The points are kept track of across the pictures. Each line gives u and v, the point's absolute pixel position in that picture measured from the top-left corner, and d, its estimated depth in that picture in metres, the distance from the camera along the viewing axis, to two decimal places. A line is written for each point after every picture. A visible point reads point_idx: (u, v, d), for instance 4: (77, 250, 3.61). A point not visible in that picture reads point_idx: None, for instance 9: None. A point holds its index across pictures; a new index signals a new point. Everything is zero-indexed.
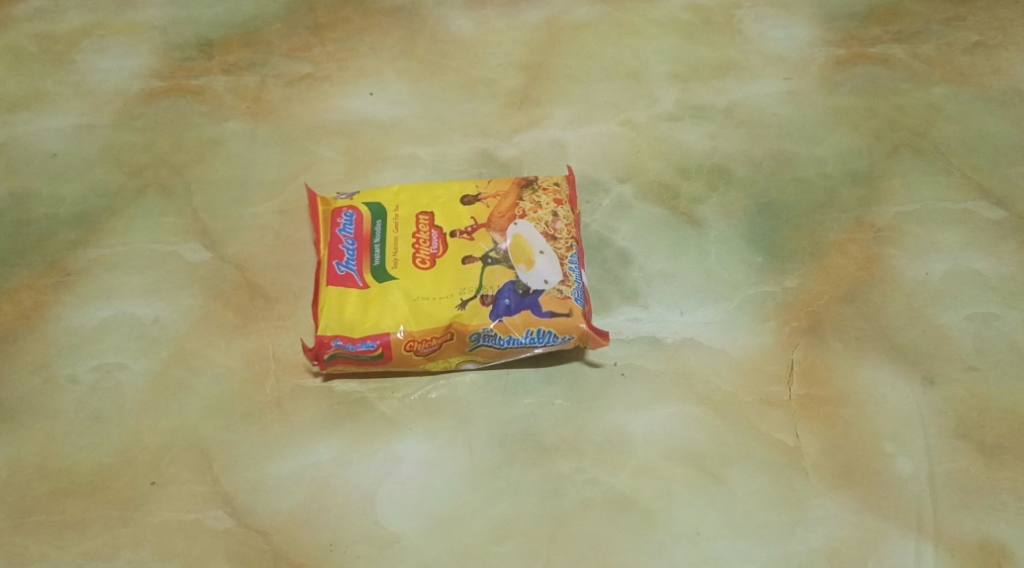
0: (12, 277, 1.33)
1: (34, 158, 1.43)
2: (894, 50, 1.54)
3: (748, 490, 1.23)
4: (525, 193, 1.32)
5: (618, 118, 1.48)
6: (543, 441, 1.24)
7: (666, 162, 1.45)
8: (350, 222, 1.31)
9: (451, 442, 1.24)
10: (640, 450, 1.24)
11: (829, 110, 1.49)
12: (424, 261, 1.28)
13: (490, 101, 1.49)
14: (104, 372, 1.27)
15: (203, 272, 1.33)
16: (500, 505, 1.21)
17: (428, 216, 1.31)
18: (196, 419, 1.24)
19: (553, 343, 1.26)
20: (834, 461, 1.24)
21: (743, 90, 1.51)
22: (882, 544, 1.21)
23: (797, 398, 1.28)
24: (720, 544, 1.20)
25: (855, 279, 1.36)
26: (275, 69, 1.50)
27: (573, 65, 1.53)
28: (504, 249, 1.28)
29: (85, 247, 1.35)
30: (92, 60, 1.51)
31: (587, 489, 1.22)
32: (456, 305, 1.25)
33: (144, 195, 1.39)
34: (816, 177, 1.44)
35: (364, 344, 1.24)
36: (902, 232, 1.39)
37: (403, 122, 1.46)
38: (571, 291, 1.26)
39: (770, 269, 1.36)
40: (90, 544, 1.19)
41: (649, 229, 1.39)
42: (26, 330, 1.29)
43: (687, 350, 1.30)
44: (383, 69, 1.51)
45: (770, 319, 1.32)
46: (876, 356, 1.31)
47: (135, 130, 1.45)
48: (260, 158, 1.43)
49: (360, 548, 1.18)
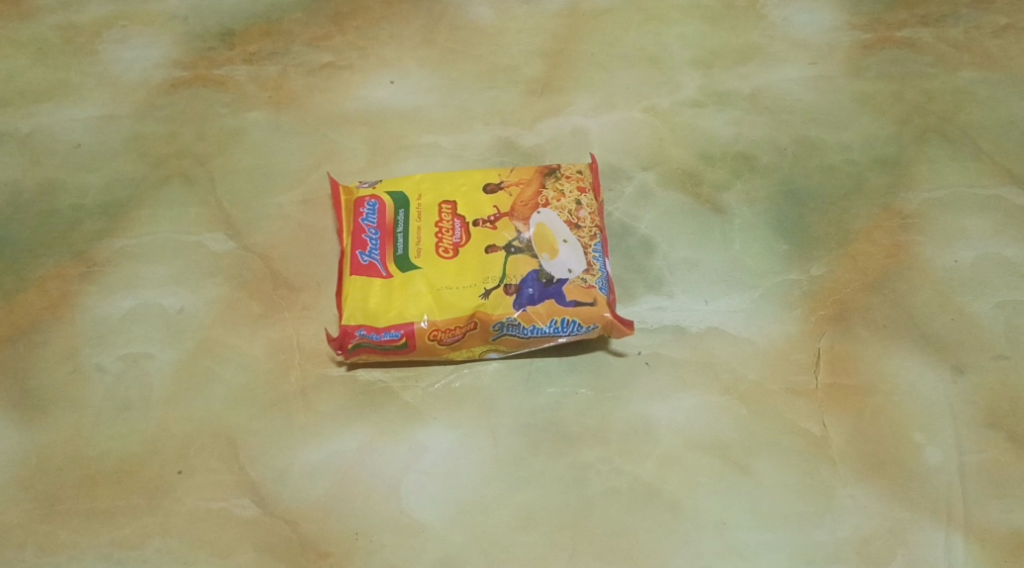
0: (39, 267, 1.33)
1: (59, 149, 1.43)
2: (921, 33, 1.53)
3: (775, 480, 1.22)
4: (548, 181, 1.32)
5: (641, 105, 1.47)
6: (568, 431, 1.24)
7: (689, 149, 1.44)
8: (373, 211, 1.31)
9: (475, 432, 1.23)
10: (666, 440, 1.24)
11: (854, 96, 1.48)
12: (447, 250, 1.27)
13: (512, 89, 1.48)
14: (130, 361, 1.27)
15: (227, 262, 1.33)
16: (525, 494, 1.21)
17: (451, 205, 1.31)
18: (221, 408, 1.25)
19: (577, 332, 1.25)
20: (861, 450, 1.24)
21: (767, 75, 1.50)
22: (910, 534, 1.20)
23: (824, 387, 1.27)
24: (747, 532, 1.20)
25: (883, 267, 1.34)
26: (296, 58, 1.50)
27: (595, 51, 1.52)
28: (527, 237, 1.28)
29: (110, 237, 1.36)
30: (114, 51, 1.51)
31: (613, 478, 1.22)
32: (480, 294, 1.25)
33: (168, 185, 1.40)
34: (842, 164, 1.42)
35: (387, 333, 1.24)
36: (930, 219, 1.38)
37: (425, 110, 1.46)
38: (595, 280, 1.26)
39: (795, 257, 1.35)
40: (120, 532, 1.19)
41: (673, 217, 1.38)
42: (53, 319, 1.30)
43: (713, 339, 1.29)
44: (405, 57, 1.50)
45: (796, 308, 1.32)
46: (905, 344, 1.29)
47: (158, 120, 1.45)
48: (283, 148, 1.43)
49: (386, 537, 1.18)
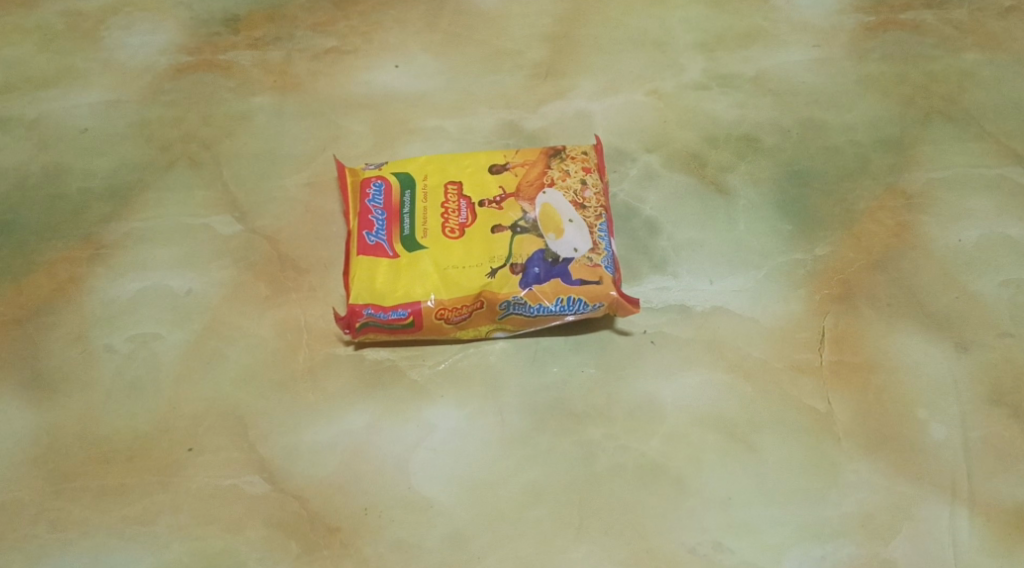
0: (48, 250, 1.34)
1: (66, 133, 1.44)
2: (924, 16, 1.53)
3: (781, 456, 1.23)
4: (553, 162, 1.33)
5: (644, 88, 1.48)
6: (574, 408, 1.25)
7: (693, 131, 1.44)
8: (379, 193, 1.31)
9: (482, 410, 1.24)
10: (672, 417, 1.24)
11: (858, 77, 1.48)
12: (453, 231, 1.28)
13: (516, 73, 1.49)
14: (139, 342, 1.28)
15: (235, 244, 1.34)
16: (532, 471, 1.21)
17: (457, 187, 1.31)
18: (230, 388, 1.25)
19: (583, 311, 1.26)
20: (866, 426, 1.24)
21: (771, 57, 1.50)
22: (916, 508, 1.20)
23: (829, 364, 1.28)
24: (753, 507, 1.20)
25: (887, 246, 1.35)
26: (301, 44, 1.51)
27: (599, 36, 1.52)
28: (533, 218, 1.28)
29: (119, 220, 1.36)
30: (120, 37, 1.52)
31: (619, 455, 1.22)
32: (486, 274, 1.25)
33: (175, 169, 1.40)
34: (846, 145, 1.43)
35: (394, 313, 1.24)
36: (934, 199, 1.38)
37: (430, 94, 1.47)
38: (601, 259, 1.26)
39: (800, 237, 1.36)
40: (131, 509, 1.20)
41: (678, 199, 1.39)
42: (62, 301, 1.31)
43: (718, 318, 1.30)
44: (409, 42, 1.51)
45: (800, 287, 1.32)
46: (908, 322, 1.30)
47: (164, 105, 1.46)
48: (288, 132, 1.43)
49: (395, 514, 1.19)
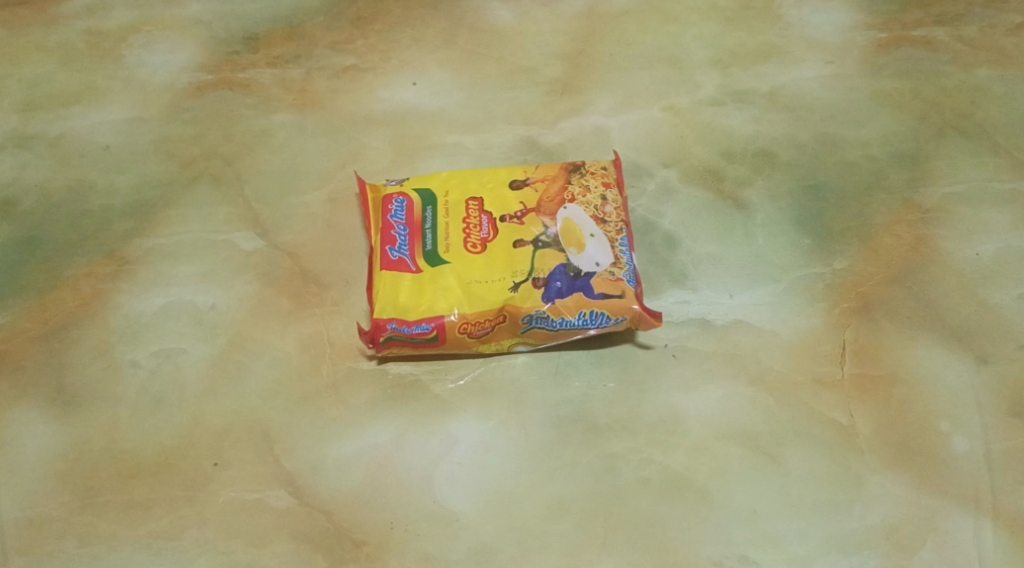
0: (72, 266, 1.35)
1: (89, 150, 1.45)
2: (936, 32, 1.54)
3: (805, 469, 1.23)
4: (574, 177, 1.33)
5: (660, 104, 1.49)
6: (596, 422, 1.25)
7: (710, 146, 1.45)
8: (401, 208, 1.32)
9: (506, 423, 1.25)
10: (694, 430, 1.25)
11: (872, 93, 1.49)
12: (475, 246, 1.29)
13: (532, 90, 1.49)
14: (163, 357, 1.29)
15: (257, 260, 1.35)
16: (556, 484, 1.22)
17: (478, 202, 1.32)
18: (253, 403, 1.26)
19: (606, 324, 1.26)
20: (889, 439, 1.24)
21: (786, 74, 1.51)
22: (940, 520, 1.21)
23: (850, 377, 1.28)
24: (778, 520, 1.20)
25: (905, 259, 1.35)
26: (319, 62, 1.52)
27: (614, 53, 1.53)
28: (554, 233, 1.29)
29: (142, 236, 1.37)
30: (141, 55, 1.53)
31: (642, 468, 1.22)
32: (509, 288, 1.26)
33: (197, 185, 1.41)
34: (862, 159, 1.44)
35: (418, 327, 1.25)
36: (950, 213, 1.39)
37: (446, 111, 1.47)
38: (623, 273, 1.27)
39: (818, 251, 1.36)
40: (157, 523, 1.20)
41: (696, 213, 1.39)
42: (86, 317, 1.31)
43: (738, 331, 1.30)
44: (426, 60, 1.52)
45: (820, 300, 1.33)
46: (929, 335, 1.30)
47: (186, 122, 1.47)
48: (308, 149, 1.44)
49: (420, 527, 1.19)
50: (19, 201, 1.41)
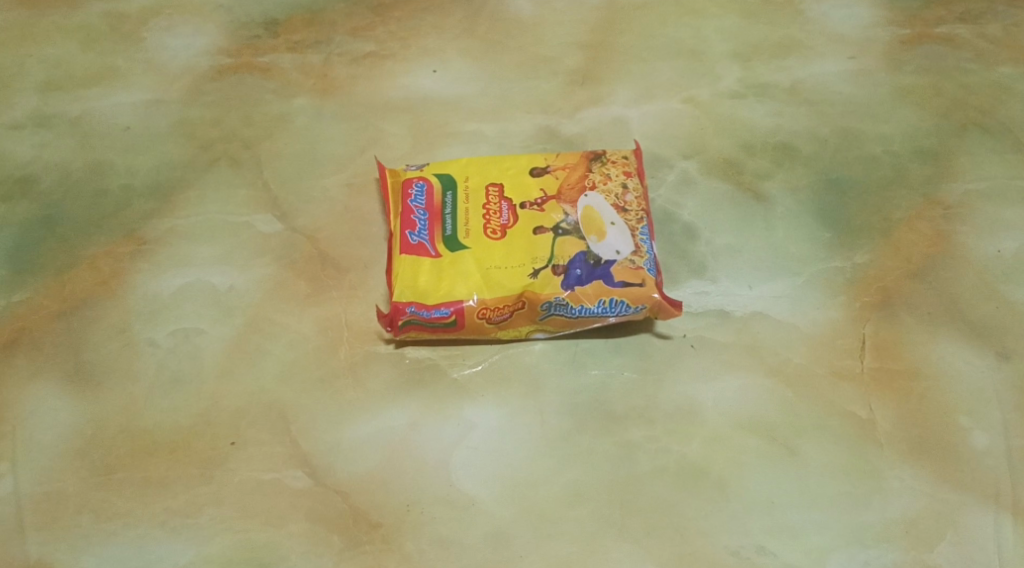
0: (91, 244, 1.35)
1: (109, 131, 1.44)
2: (958, 30, 1.53)
3: (824, 461, 1.22)
4: (595, 166, 1.33)
5: (680, 95, 1.48)
6: (614, 410, 1.24)
7: (730, 138, 1.44)
8: (421, 193, 1.31)
9: (523, 409, 1.24)
10: (712, 420, 1.24)
11: (893, 89, 1.48)
12: (495, 232, 1.28)
13: (552, 80, 1.49)
14: (181, 337, 1.28)
15: (276, 242, 1.34)
16: (573, 471, 1.21)
17: (498, 189, 1.31)
18: (270, 384, 1.25)
19: (625, 313, 1.26)
20: (909, 433, 1.24)
21: (807, 68, 1.50)
22: (960, 515, 1.20)
23: (870, 371, 1.27)
24: (796, 512, 1.20)
25: (926, 255, 1.34)
26: (339, 48, 1.51)
27: (634, 44, 1.52)
28: (574, 221, 1.28)
29: (161, 217, 1.37)
30: (162, 38, 1.53)
31: (660, 457, 1.22)
32: (529, 274, 1.25)
33: (217, 167, 1.41)
34: (883, 155, 1.43)
35: (437, 311, 1.24)
36: (972, 210, 1.38)
37: (465, 99, 1.47)
38: (643, 261, 1.26)
39: (839, 244, 1.35)
40: (174, 501, 1.20)
41: (716, 205, 1.39)
42: (105, 295, 1.31)
43: (757, 323, 1.30)
44: (446, 48, 1.51)
45: (840, 293, 1.32)
46: (949, 330, 1.29)
47: (206, 105, 1.46)
48: (327, 134, 1.44)
49: (436, 511, 1.19)
50: (39, 179, 1.40)
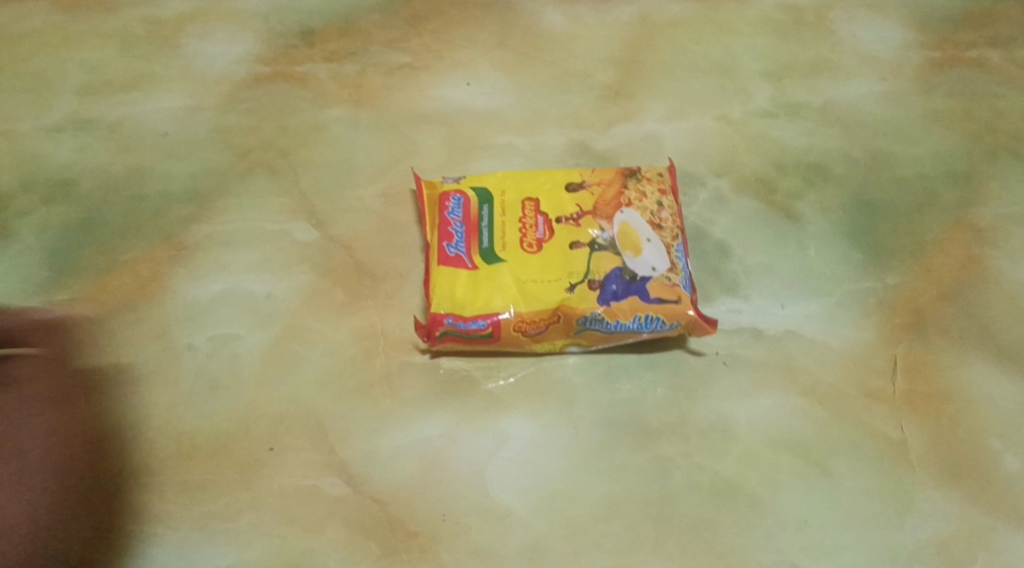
0: (130, 249, 1.36)
1: (147, 137, 1.45)
2: (989, 54, 1.53)
3: (856, 482, 1.23)
4: (630, 182, 1.33)
5: (712, 113, 1.48)
6: (647, 425, 1.25)
7: (762, 157, 1.44)
8: (458, 205, 1.31)
9: (557, 422, 1.25)
10: (745, 438, 1.25)
11: (925, 111, 1.48)
12: (531, 246, 1.28)
13: (584, 94, 1.50)
14: (219, 343, 1.30)
15: (312, 251, 1.35)
16: (607, 484, 1.23)
17: (534, 203, 1.31)
18: (308, 391, 1.27)
19: (660, 329, 1.26)
20: (940, 455, 1.24)
21: (839, 89, 1.50)
22: (991, 538, 1.21)
23: (902, 393, 1.28)
24: (828, 531, 1.21)
25: (958, 277, 1.35)
26: (374, 58, 1.51)
27: (667, 60, 1.52)
28: (611, 237, 1.28)
29: (199, 223, 1.38)
30: (199, 46, 1.53)
31: (693, 473, 1.23)
32: (565, 289, 1.25)
33: (253, 175, 1.42)
34: (915, 177, 1.43)
35: (474, 323, 1.25)
36: (1003, 233, 1.38)
37: (499, 112, 1.48)
38: (679, 279, 1.27)
39: (871, 265, 1.36)
40: (213, 505, 1.22)
41: (748, 223, 1.39)
42: (144, 300, 1.32)
43: (789, 342, 1.30)
44: (479, 61, 1.52)
45: (872, 314, 1.32)
46: (981, 353, 1.30)
47: (243, 113, 1.47)
48: (362, 144, 1.45)
49: (472, 521, 1.21)
50: (79, 183, 1.41)
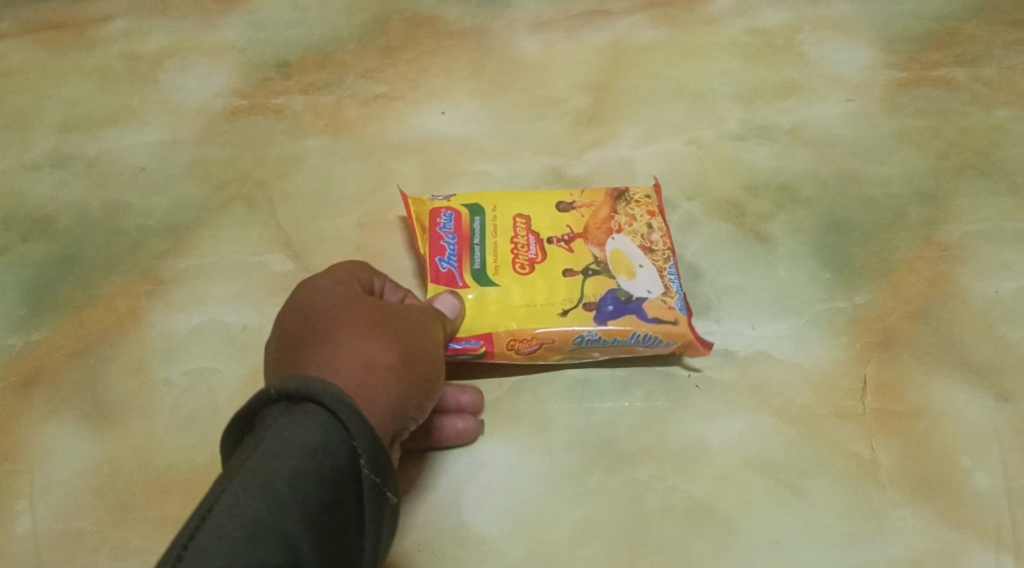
0: (108, 284, 1.37)
1: (124, 171, 1.47)
2: (956, 72, 1.55)
3: (827, 501, 1.25)
4: (619, 206, 1.36)
5: (683, 137, 1.51)
6: (621, 449, 1.27)
7: (733, 180, 1.47)
8: (450, 221, 1.34)
9: (531, 448, 1.27)
10: (718, 460, 1.27)
11: (893, 131, 1.51)
12: (523, 266, 1.31)
13: (558, 121, 1.52)
14: (196, 375, 1.32)
15: (289, 281, 1.38)
16: (581, 510, 1.24)
17: (525, 222, 1.34)
18: None
19: (655, 347, 1.29)
20: (910, 473, 1.26)
21: (808, 111, 1.53)
22: (961, 554, 1.23)
23: (872, 411, 1.30)
24: (801, 550, 1.23)
25: (926, 296, 1.37)
26: (350, 89, 1.54)
27: (640, 86, 1.55)
28: (604, 259, 1.32)
29: (176, 256, 1.40)
30: (176, 80, 1.55)
31: (667, 496, 1.25)
32: (558, 312, 1.28)
33: (230, 208, 1.44)
34: (883, 197, 1.46)
35: (468, 342, 1.27)
36: (971, 251, 1.41)
37: (474, 140, 1.50)
38: (675, 301, 1.30)
39: (841, 285, 1.38)
40: None
41: (720, 245, 1.41)
42: (122, 334, 1.34)
43: (760, 363, 1.32)
44: (454, 89, 1.54)
45: (842, 334, 1.34)
46: (949, 371, 1.32)
47: (220, 146, 1.49)
48: (338, 174, 1.46)
49: (447, 549, 1.22)
50: (56, 219, 1.43)
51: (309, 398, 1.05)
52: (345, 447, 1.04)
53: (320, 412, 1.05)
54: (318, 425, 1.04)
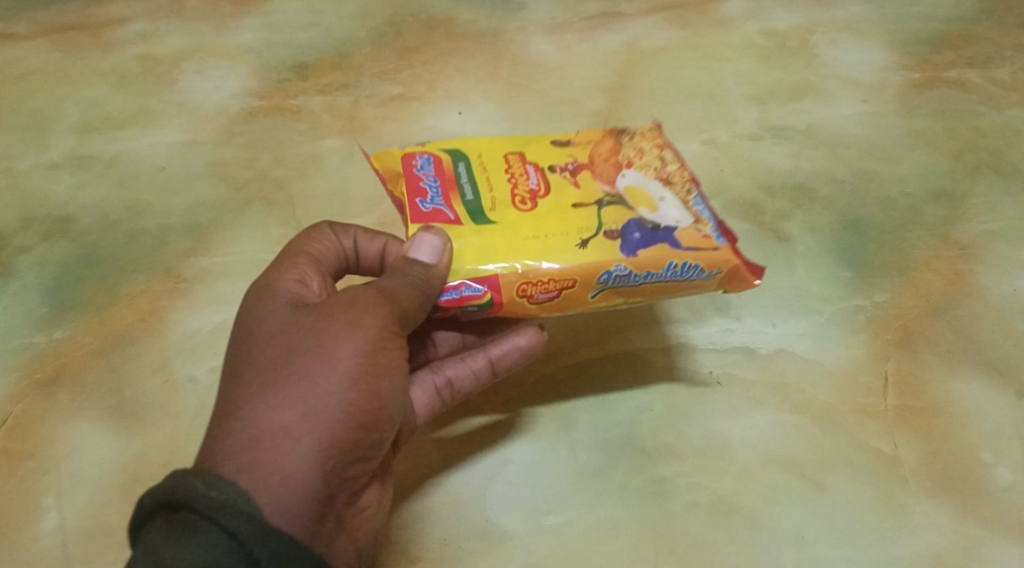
0: (129, 283, 1.38)
1: (144, 172, 1.47)
2: (969, 74, 1.56)
3: (850, 497, 1.25)
4: (623, 138, 1.29)
5: (699, 137, 1.51)
6: (644, 445, 1.28)
7: (750, 179, 1.47)
8: (428, 163, 1.25)
9: (554, 445, 1.27)
10: (740, 456, 1.27)
11: (908, 131, 1.51)
12: (524, 200, 1.23)
13: (574, 121, 1.52)
14: None
15: None
16: (605, 506, 1.24)
17: (518, 157, 1.27)
18: None
19: (698, 278, 1.22)
20: (932, 469, 1.26)
21: (824, 111, 1.53)
22: (984, 550, 1.23)
23: (893, 408, 1.30)
24: (824, 546, 1.23)
25: (945, 293, 1.37)
26: (367, 90, 1.54)
27: (655, 87, 1.55)
28: (616, 193, 1.25)
29: (197, 256, 1.40)
30: (194, 81, 1.55)
31: (690, 492, 1.25)
32: (576, 244, 1.21)
33: (250, 208, 1.44)
34: (900, 196, 1.46)
35: (469, 290, 1.20)
36: (988, 249, 1.41)
37: None
38: (708, 228, 1.23)
39: (859, 283, 1.38)
40: None
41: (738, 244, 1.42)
42: (144, 333, 1.34)
43: (781, 360, 1.32)
44: (470, 90, 1.55)
45: (861, 332, 1.34)
46: (969, 368, 1.32)
47: (238, 146, 1.49)
48: (356, 174, 1.47)
49: (473, 545, 1.23)
50: (78, 219, 1.43)
51: (185, 510, 1.05)
52: (232, 551, 1.05)
53: (199, 521, 1.05)
54: (204, 534, 1.05)
